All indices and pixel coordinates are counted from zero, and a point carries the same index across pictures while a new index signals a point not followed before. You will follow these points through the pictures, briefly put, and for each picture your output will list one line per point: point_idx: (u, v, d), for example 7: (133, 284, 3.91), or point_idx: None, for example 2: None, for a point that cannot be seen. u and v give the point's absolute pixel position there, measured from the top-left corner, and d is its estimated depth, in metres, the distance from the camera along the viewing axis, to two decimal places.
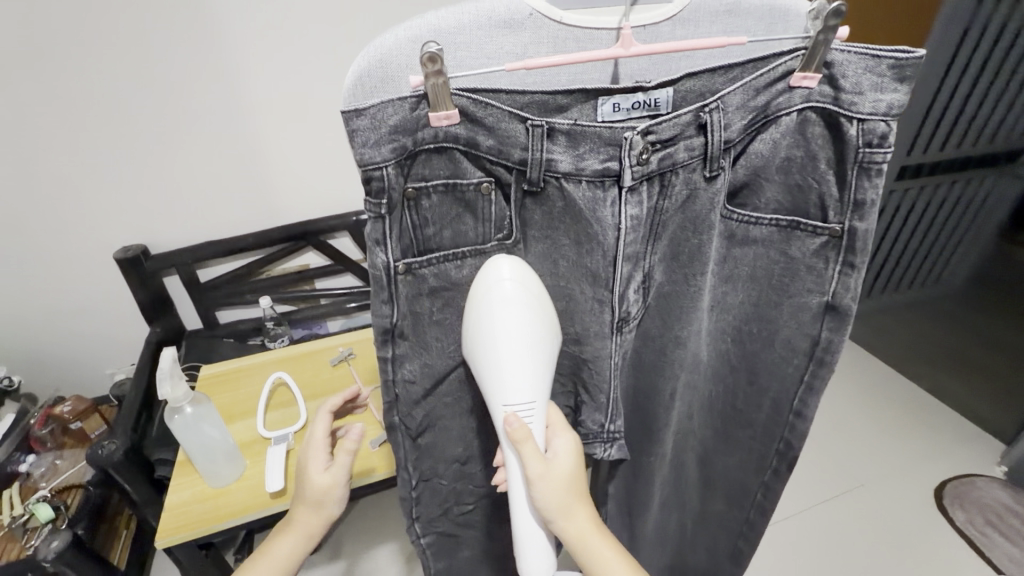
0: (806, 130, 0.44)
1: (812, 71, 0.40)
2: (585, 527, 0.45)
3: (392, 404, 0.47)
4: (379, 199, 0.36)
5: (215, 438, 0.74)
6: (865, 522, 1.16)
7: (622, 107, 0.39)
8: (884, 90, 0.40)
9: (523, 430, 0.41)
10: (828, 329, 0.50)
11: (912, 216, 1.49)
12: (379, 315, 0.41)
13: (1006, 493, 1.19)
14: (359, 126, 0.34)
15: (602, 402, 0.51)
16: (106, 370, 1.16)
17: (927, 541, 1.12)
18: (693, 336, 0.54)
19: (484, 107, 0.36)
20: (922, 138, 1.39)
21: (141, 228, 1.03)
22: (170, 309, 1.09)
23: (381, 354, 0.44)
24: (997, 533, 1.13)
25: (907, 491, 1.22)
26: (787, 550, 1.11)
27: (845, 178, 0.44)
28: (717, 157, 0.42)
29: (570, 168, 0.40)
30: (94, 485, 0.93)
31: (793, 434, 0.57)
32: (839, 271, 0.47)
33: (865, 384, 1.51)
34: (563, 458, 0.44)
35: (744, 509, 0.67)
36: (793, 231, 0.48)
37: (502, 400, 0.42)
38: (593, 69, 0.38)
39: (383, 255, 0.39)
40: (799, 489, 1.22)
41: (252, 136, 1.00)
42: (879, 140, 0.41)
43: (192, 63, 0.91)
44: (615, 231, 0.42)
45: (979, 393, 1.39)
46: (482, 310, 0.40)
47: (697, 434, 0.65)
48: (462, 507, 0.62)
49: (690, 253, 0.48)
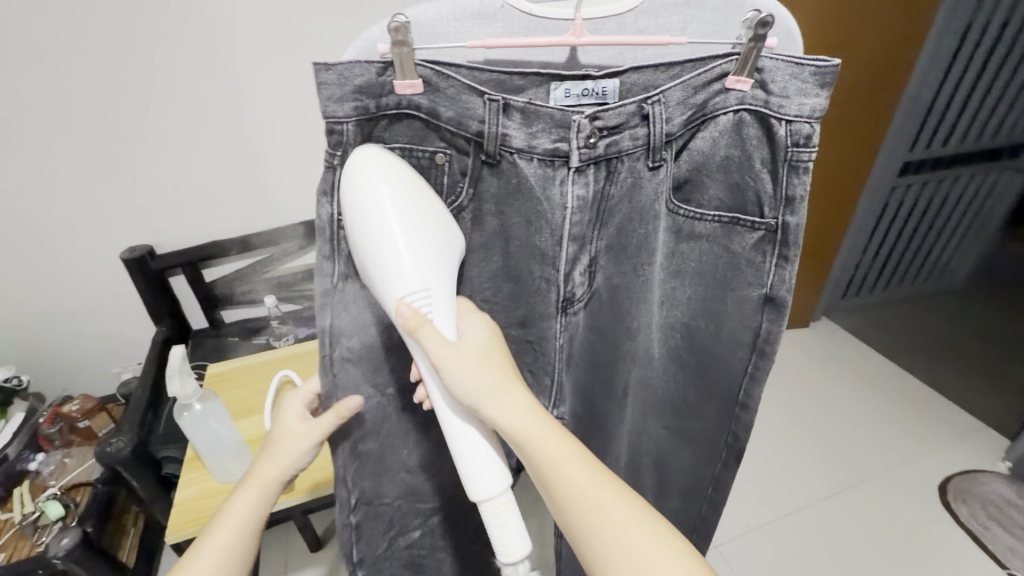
0: (742, 132, 0.44)
1: (745, 75, 0.41)
2: (513, 414, 0.39)
3: (332, 389, 0.47)
4: (335, 150, 0.38)
5: (224, 434, 0.77)
6: (863, 518, 1.15)
7: (573, 93, 0.41)
8: (808, 95, 0.40)
9: (416, 316, 0.37)
10: (768, 319, 0.50)
11: (913, 211, 1.49)
12: (322, 273, 0.42)
13: (1010, 489, 1.19)
14: (326, 79, 0.36)
15: (546, 385, 0.53)
16: (113, 369, 1.17)
17: (927, 538, 1.11)
18: (644, 328, 0.54)
19: (446, 78, 0.38)
20: (923, 136, 1.38)
21: (146, 228, 1.05)
22: (176, 308, 1.11)
23: (321, 323, 0.43)
24: (1000, 528, 1.12)
25: (908, 488, 1.21)
26: (781, 551, 1.10)
27: (778, 175, 0.44)
28: (659, 148, 0.43)
29: (522, 145, 0.41)
30: (103, 482, 0.94)
31: (739, 427, 0.56)
32: (776, 264, 0.47)
33: (865, 380, 1.49)
34: (472, 339, 0.40)
35: (698, 502, 0.64)
36: (734, 226, 0.47)
37: (393, 294, 0.38)
38: (553, 53, 0.41)
39: (328, 207, 0.40)
40: (795, 486, 1.22)
41: (253, 136, 1.02)
42: (805, 140, 0.42)
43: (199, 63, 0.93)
44: (562, 211, 0.44)
45: (989, 395, 1.37)
46: (362, 192, 0.37)
47: (654, 436, 0.63)
48: (407, 535, 0.60)
49: (636, 244, 0.49)
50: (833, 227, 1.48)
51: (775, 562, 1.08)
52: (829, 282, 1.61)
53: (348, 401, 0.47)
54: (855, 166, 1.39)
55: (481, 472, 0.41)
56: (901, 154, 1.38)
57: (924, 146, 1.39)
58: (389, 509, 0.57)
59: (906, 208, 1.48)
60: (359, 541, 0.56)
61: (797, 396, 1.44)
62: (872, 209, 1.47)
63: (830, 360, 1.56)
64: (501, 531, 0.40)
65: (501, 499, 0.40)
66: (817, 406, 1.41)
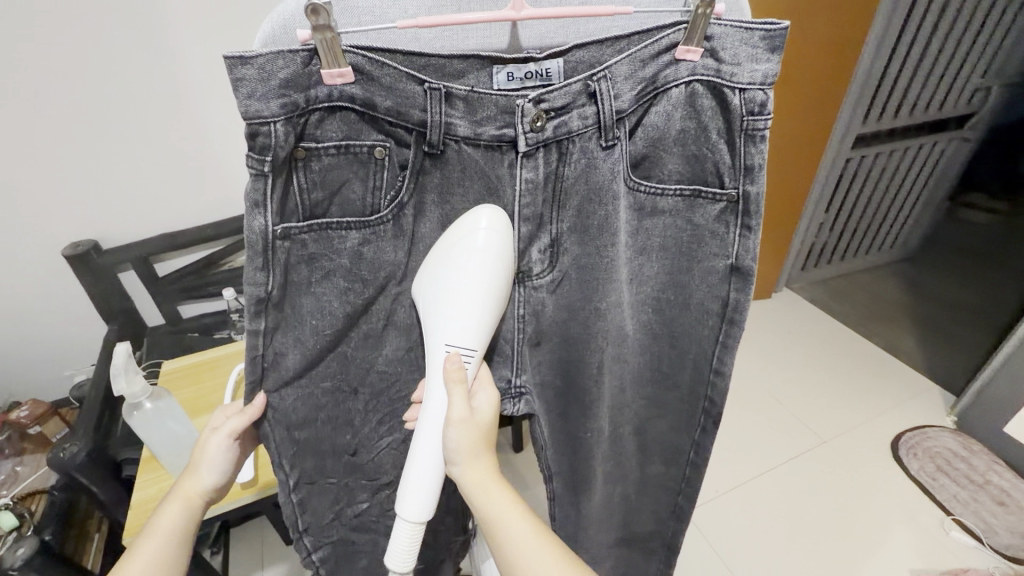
0: (696, 103, 0.43)
1: (695, 45, 0.39)
2: (484, 477, 0.42)
3: (257, 383, 0.43)
4: (263, 155, 0.34)
5: (180, 432, 0.74)
6: (823, 476, 1.21)
7: (516, 76, 0.39)
8: (760, 61, 0.40)
9: (458, 376, 0.41)
10: (735, 288, 0.49)
11: (868, 179, 1.57)
12: (253, 284, 0.38)
13: (956, 441, 1.25)
14: (244, 75, 0.32)
15: (506, 355, 0.51)
16: (64, 373, 1.11)
17: (882, 490, 1.18)
18: (615, 307, 0.50)
19: (380, 66, 0.35)
20: (875, 108, 1.41)
21: (86, 223, 0.97)
22: (127, 305, 1.05)
23: (253, 328, 0.40)
24: (948, 479, 1.18)
25: (865, 443, 1.27)
26: (753, 515, 1.14)
27: (735, 145, 0.43)
28: (611, 126, 0.41)
29: (469, 133, 0.40)
30: (59, 490, 0.90)
31: (716, 392, 0.55)
32: (739, 234, 0.46)
33: (827, 342, 1.56)
34: (486, 409, 0.44)
35: (679, 465, 0.63)
36: (696, 199, 0.46)
37: (444, 339, 0.42)
38: (491, 32, 0.38)
39: (262, 218, 0.36)
40: (765, 449, 1.27)
41: (196, 124, 0.95)
42: (759, 108, 0.41)
43: (117, 53, 0.85)
44: (512, 188, 0.42)
45: (934, 355, 1.49)
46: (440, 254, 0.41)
47: (631, 409, 0.60)
48: (356, 506, 0.57)
49: (598, 225, 0.45)
50: (798, 191, 1.47)
51: (747, 525, 1.12)
52: (792, 252, 1.65)
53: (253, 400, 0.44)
54: (817, 133, 1.38)
55: (424, 503, 0.42)
56: (857, 122, 1.41)
57: (877, 117, 1.43)
58: (336, 486, 0.54)
59: (863, 176, 1.55)
60: (305, 514, 0.53)
61: (762, 364, 1.49)
62: (829, 179, 1.51)
63: (795, 327, 1.61)
64: (403, 553, 0.42)
65: (414, 529, 0.42)
66: (785, 373, 1.46)
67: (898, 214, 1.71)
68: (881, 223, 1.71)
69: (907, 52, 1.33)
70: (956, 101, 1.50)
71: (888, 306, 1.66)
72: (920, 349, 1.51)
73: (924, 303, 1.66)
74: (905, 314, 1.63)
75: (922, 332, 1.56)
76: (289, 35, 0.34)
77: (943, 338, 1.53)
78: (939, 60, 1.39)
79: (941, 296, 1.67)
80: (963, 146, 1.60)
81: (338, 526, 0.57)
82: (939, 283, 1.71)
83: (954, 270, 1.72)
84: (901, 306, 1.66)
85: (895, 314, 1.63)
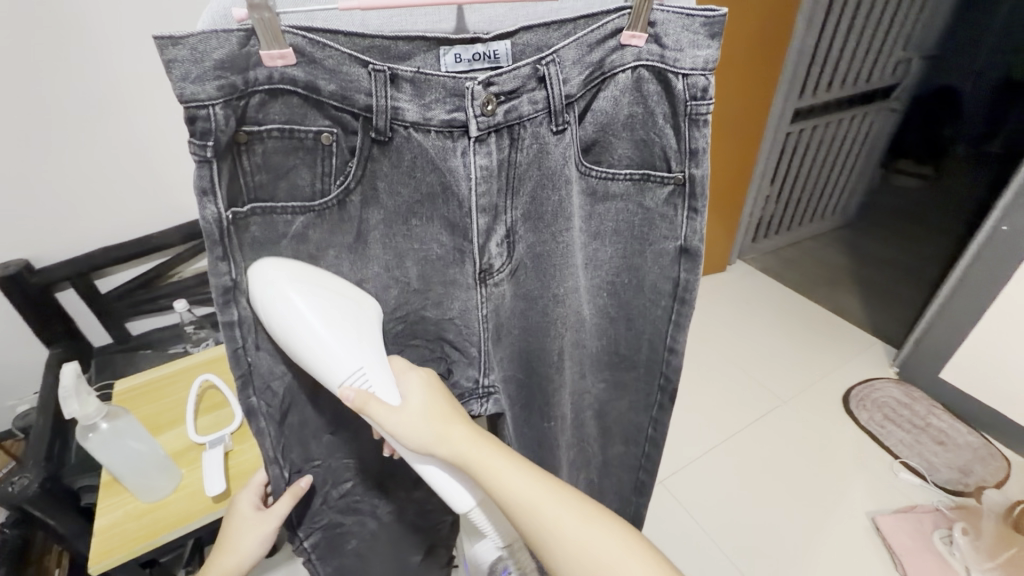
0: (642, 88, 0.44)
1: (639, 30, 0.41)
2: (465, 444, 0.42)
3: (246, 378, 0.42)
4: (204, 141, 0.33)
5: (143, 451, 0.70)
6: (782, 433, 1.28)
7: (463, 58, 0.39)
8: (700, 47, 0.42)
9: (361, 396, 0.38)
10: (685, 270, 0.51)
11: (806, 152, 1.66)
12: (216, 274, 0.37)
13: (897, 390, 1.35)
14: (177, 56, 0.31)
15: (473, 355, 0.50)
16: (4, 404, 1.03)
17: (834, 441, 1.26)
18: (572, 293, 0.52)
19: (321, 48, 0.35)
20: (811, 82, 1.48)
21: (16, 241, 0.90)
22: (70, 324, 0.99)
23: (226, 318, 0.39)
24: (894, 426, 1.27)
25: (818, 400, 1.36)
26: (721, 482, 1.19)
27: (679, 129, 0.45)
28: (560, 111, 0.42)
29: (417, 118, 0.39)
30: (10, 526, 0.86)
31: (670, 368, 0.58)
32: (687, 216, 0.49)
33: (775, 306, 1.65)
34: (414, 395, 0.42)
35: (639, 446, 0.67)
36: (646, 182, 0.48)
37: (331, 380, 0.39)
38: (439, 15, 0.38)
39: (213, 206, 0.35)
40: (729, 414, 1.33)
41: (130, 129, 0.90)
42: (702, 93, 0.43)
43: (29, 61, 0.79)
44: (466, 181, 0.42)
45: (875, 314, 1.59)
46: (271, 309, 0.38)
47: (593, 392, 0.63)
48: (340, 487, 0.57)
49: (551, 212, 0.47)
50: (745, 163, 1.52)
51: (713, 489, 1.17)
52: (742, 227, 1.72)
53: (300, 483, 0.52)
54: (758, 109, 1.43)
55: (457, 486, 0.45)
56: (792, 103, 1.48)
57: (812, 91, 1.50)
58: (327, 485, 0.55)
59: (801, 148, 1.63)
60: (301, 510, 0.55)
61: (720, 336, 1.54)
62: (774, 152, 1.58)
63: (747, 298, 1.68)
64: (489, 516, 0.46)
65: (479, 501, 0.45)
66: (739, 341, 1.53)
67: (835, 184, 1.82)
68: (819, 193, 1.81)
69: (837, 28, 1.41)
70: (880, 75, 1.61)
71: (829, 272, 1.76)
72: (862, 309, 1.61)
73: (861, 266, 1.77)
74: (846, 280, 1.72)
75: (862, 293, 1.66)
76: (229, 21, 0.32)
77: (883, 297, 1.64)
78: (865, 35, 1.48)
79: (874, 259, 1.78)
80: (890, 116, 1.73)
81: (326, 510, 0.58)
82: (875, 249, 1.81)
83: (886, 234, 1.84)
84: (841, 271, 1.75)
85: (837, 279, 1.73)
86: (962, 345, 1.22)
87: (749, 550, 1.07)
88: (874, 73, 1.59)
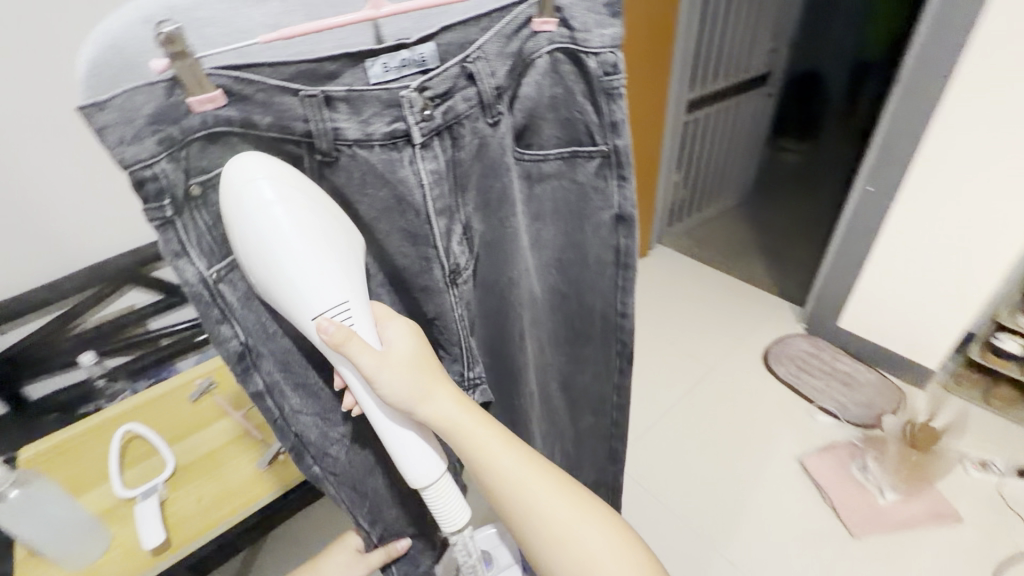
0: (558, 70, 0.47)
1: (547, 15, 0.44)
2: (447, 408, 0.43)
3: (301, 452, 0.47)
4: (160, 201, 0.33)
5: (61, 515, 0.64)
6: (718, 396, 1.39)
7: (391, 66, 0.39)
8: (605, 26, 0.45)
9: (342, 331, 0.37)
10: (624, 237, 0.55)
11: (705, 137, 1.80)
12: (224, 343, 0.38)
13: (806, 342, 1.50)
14: (107, 121, 0.30)
15: (457, 354, 0.52)
16: None
17: (763, 395, 1.39)
18: (524, 274, 0.55)
19: (250, 84, 0.34)
20: (699, 73, 1.63)
21: None
22: None
23: (253, 390, 0.41)
24: (809, 374, 1.42)
25: (745, 360, 1.49)
26: (672, 452, 1.27)
27: (598, 104, 0.48)
28: (492, 103, 0.44)
29: (359, 136, 0.40)
30: None
31: (624, 333, 0.62)
32: (618, 184, 0.52)
33: (699, 280, 1.78)
34: (398, 344, 0.41)
35: (608, 415, 0.71)
36: (575, 158, 0.51)
37: (307, 312, 0.37)
38: (354, 31, 0.38)
39: (190, 267, 0.35)
40: (669, 388, 1.42)
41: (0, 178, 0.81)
42: (613, 68, 0.46)
43: None
44: (419, 189, 0.43)
45: (785, 274, 1.77)
46: (244, 216, 0.35)
47: (554, 363, 0.66)
48: None
49: (497, 198, 0.49)
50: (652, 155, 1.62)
51: (667, 460, 1.25)
52: (659, 212, 1.83)
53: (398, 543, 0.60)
54: (654, 104, 1.53)
55: (425, 465, 0.44)
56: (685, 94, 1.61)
57: (699, 82, 1.65)
58: None
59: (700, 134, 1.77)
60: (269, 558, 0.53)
61: (654, 316, 1.65)
62: (677, 140, 1.70)
63: (675, 277, 1.80)
64: (447, 503, 0.44)
65: (442, 481, 0.44)
66: (670, 318, 1.64)
67: (733, 162, 1.99)
68: (722, 172, 1.98)
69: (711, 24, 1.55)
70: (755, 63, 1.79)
71: (743, 242, 1.93)
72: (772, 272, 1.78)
73: (769, 233, 1.95)
74: (757, 247, 1.90)
75: (771, 257, 1.84)
76: (146, 75, 0.31)
77: (789, 257, 1.83)
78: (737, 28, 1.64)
79: (778, 225, 1.97)
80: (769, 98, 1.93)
81: None
82: (778, 216, 2.00)
83: (784, 201, 2.04)
84: (752, 239, 1.93)
85: (750, 248, 1.90)
86: (854, 292, 1.38)
87: (710, 509, 1.15)
88: (750, 60, 1.77)
